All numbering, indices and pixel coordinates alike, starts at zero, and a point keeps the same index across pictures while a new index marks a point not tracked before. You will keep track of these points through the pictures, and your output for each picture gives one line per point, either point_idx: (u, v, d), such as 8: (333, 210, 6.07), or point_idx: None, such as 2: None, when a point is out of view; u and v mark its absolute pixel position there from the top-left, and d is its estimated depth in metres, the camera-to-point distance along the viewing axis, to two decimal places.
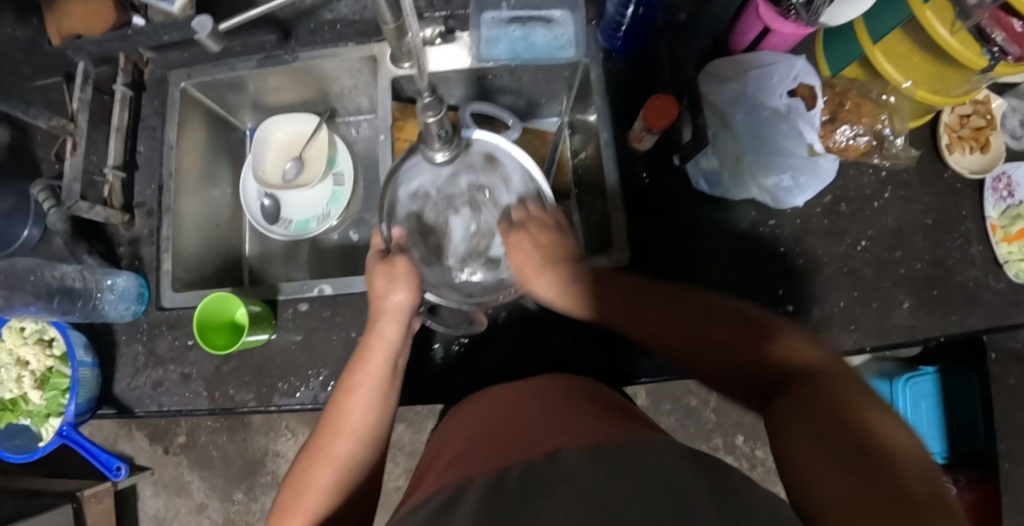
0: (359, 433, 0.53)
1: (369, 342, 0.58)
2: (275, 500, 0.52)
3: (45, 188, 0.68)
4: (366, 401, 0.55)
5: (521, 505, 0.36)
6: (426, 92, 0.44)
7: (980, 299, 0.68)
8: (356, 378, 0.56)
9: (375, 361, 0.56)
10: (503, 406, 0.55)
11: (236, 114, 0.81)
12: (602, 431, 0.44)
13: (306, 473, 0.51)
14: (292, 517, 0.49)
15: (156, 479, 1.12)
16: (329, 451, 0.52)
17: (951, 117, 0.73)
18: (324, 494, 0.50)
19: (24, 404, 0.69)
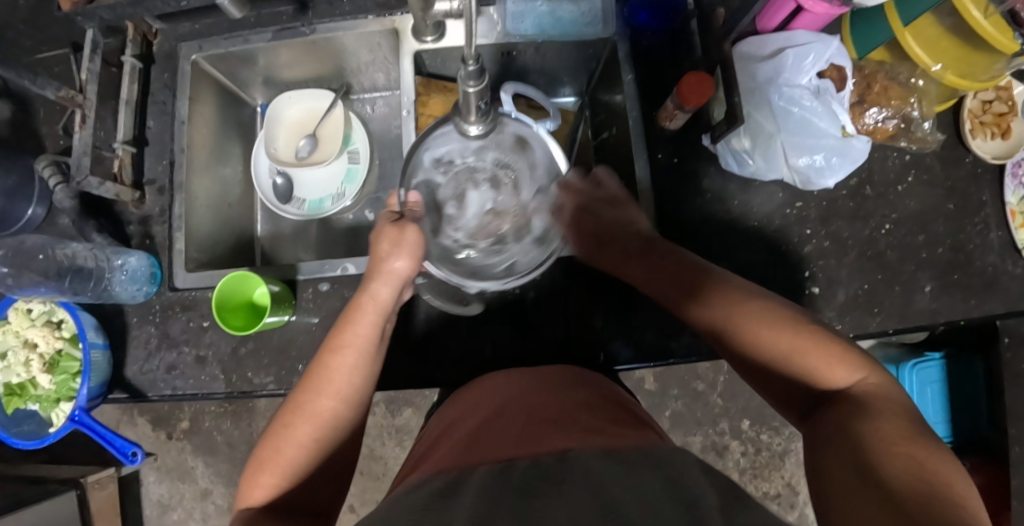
0: (343, 393, 0.50)
1: (358, 303, 0.54)
2: (255, 446, 0.50)
3: (49, 163, 0.67)
4: (352, 362, 0.51)
5: (522, 500, 0.34)
6: (471, 60, 0.43)
7: (1000, 284, 0.68)
8: (343, 338, 0.52)
9: (364, 321, 0.53)
10: (509, 398, 0.54)
11: (247, 89, 0.78)
12: (608, 436, 0.43)
13: (288, 427, 0.49)
14: (268, 476, 0.47)
15: (159, 465, 1.11)
16: (312, 407, 0.49)
17: (974, 102, 0.72)
18: (303, 451, 0.48)
19: (32, 388, 0.66)
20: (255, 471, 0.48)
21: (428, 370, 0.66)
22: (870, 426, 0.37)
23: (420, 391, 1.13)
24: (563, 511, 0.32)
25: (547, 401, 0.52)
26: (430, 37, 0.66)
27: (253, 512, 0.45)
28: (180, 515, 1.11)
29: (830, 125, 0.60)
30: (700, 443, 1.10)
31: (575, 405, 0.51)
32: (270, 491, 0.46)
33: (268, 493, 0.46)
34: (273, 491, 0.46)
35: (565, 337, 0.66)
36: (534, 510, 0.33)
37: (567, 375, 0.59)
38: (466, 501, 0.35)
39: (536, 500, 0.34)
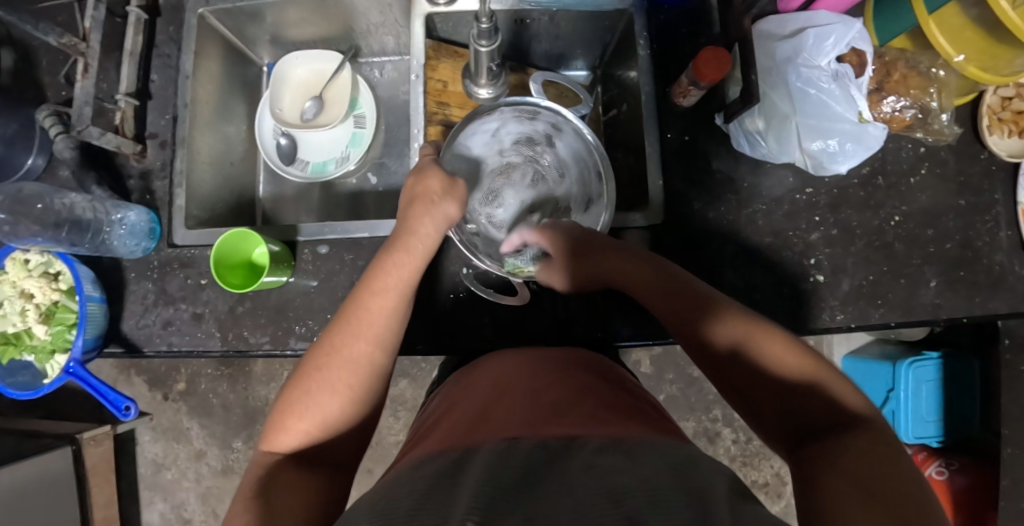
0: (381, 335, 0.50)
1: (407, 243, 0.54)
2: (279, 392, 0.49)
3: (50, 113, 0.64)
4: (393, 307, 0.51)
5: (528, 485, 0.33)
6: (484, 19, 0.52)
7: (1005, 284, 0.68)
8: (383, 280, 0.52)
9: (409, 265, 0.53)
10: (522, 375, 0.54)
11: (254, 48, 0.77)
12: (623, 425, 0.43)
13: (322, 369, 0.47)
14: (296, 421, 0.46)
15: (155, 425, 1.11)
16: (349, 351, 0.48)
17: (993, 98, 0.71)
18: (337, 399, 0.47)
19: (27, 339, 0.65)
20: (283, 415, 0.47)
21: (425, 338, 0.65)
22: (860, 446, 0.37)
23: (416, 363, 1.13)
24: (565, 487, 0.32)
25: (567, 380, 0.52)
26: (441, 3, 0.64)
27: (284, 460, 0.45)
28: (174, 476, 1.12)
29: (849, 108, 0.58)
30: (692, 429, 1.10)
31: (588, 390, 0.51)
32: (303, 437, 0.46)
33: (298, 439, 0.46)
34: (305, 439, 0.46)
35: (566, 312, 0.65)
36: (544, 488, 0.32)
37: (570, 357, 0.58)
38: (470, 480, 0.34)
39: (538, 483, 0.33)
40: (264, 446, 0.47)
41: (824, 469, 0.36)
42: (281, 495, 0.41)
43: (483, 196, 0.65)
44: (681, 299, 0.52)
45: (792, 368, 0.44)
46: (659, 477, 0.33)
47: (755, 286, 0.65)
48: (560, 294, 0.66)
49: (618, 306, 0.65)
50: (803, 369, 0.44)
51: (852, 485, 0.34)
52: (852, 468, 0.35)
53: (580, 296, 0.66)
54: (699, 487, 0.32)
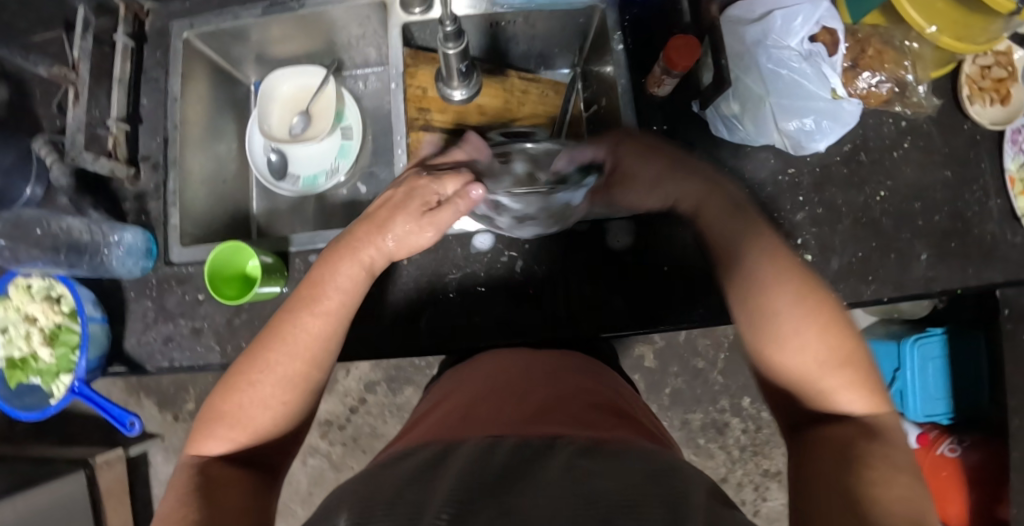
0: (316, 358, 0.50)
1: (344, 262, 0.53)
2: (208, 395, 0.50)
3: (45, 142, 0.67)
4: (323, 327, 0.51)
5: (507, 481, 0.34)
6: (449, 22, 0.53)
7: (997, 252, 0.68)
8: (325, 300, 0.52)
9: (345, 286, 0.52)
10: (509, 376, 0.55)
11: (241, 68, 0.79)
12: (570, 423, 0.44)
13: (254, 382, 0.49)
14: (228, 431, 0.48)
15: (166, 445, 1.13)
16: (280, 368, 0.49)
17: (972, 68, 0.72)
18: (267, 410, 0.48)
19: (33, 362, 0.66)
20: (211, 420, 0.49)
21: (418, 340, 0.65)
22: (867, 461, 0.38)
23: (421, 370, 1.14)
24: (541, 485, 0.32)
25: (531, 380, 0.53)
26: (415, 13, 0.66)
27: (211, 461, 0.47)
28: None
29: (819, 86, 0.59)
30: (700, 420, 1.10)
31: (541, 386, 0.52)
32: (228, 442, 0.48)
33: (227, 446, 0.48)
34: (232, 444, 0.48)
35: (556, 307, 0.65)
36: (521, 484, 0.33)
37: (554, 360, 0.59)
38: (448, 476, 0.35)
39: (516, 480, 0.34)
40: (192, 443, 0.49)
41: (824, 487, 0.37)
42: (216, 492, 0.43)
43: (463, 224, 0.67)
44: (734, 229, 0.51)
45: (829, 343, 0.44)
46: (638, 482, 0.33)
47: None
48: (551, 291, 0.66)
49: (606, 298, 0.65)
50: (836, 345, 0.44)
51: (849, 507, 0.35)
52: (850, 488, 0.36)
53: (570, 290, 0.66)
54: (676, 490, 0.33)
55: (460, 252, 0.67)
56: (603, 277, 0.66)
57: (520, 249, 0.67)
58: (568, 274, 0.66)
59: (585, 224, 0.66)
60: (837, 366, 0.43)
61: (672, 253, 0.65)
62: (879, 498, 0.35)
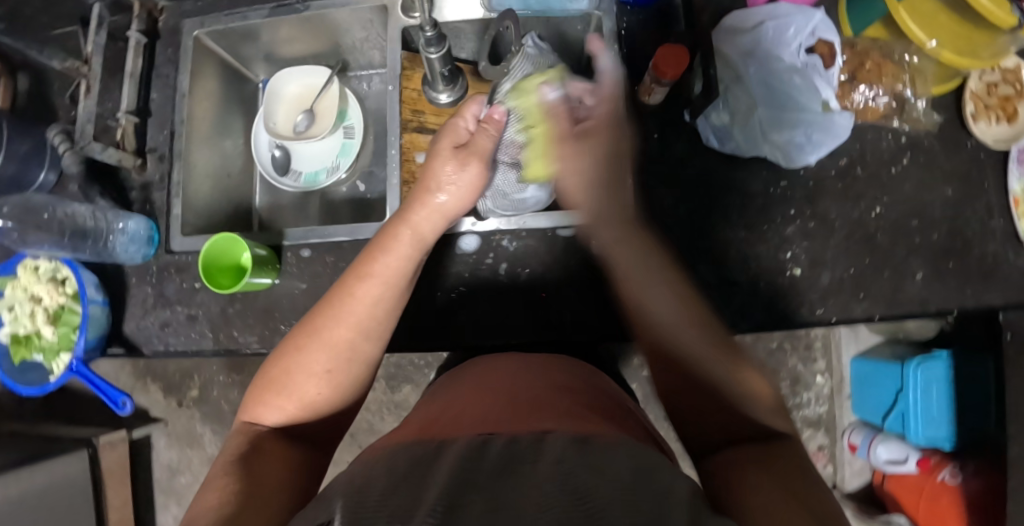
0: (364, 324, 0.52)
1: (399, 230, 0.56)
2: (263, 364, 0.52)
3: (59, 131, 0.69)
4: (378, 295, 0.52)
5: (502, 475, 0.34)
6: (427, 27, 0.54)
7: (998, 274, 0.67)
8: (373, 267, 0.53)
9: (399, 253, 0.55)
10: (513, 375, 0.56)
11: (250, 66, 0.81)
12: (591, 422, 0.44)
13: (304, 352, 0.50)
14: (278, 398, 0.49)
15: (169, 431, 1.16)
16: (328, 335, 0.50)
17: (978, 85, 0.70)
18: (314, 380, 0.50)
19: (37, 339, 0.69)
20: (263, 388, 0.50)
21: (402, 335, 0.67)
22: (787, 464, 0.39)
23: (420, 369, 1.15)
24: (528, 486, 0.33)
25: (537, 381, 0.54)
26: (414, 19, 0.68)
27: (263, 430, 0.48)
28: (188, 481, 1.16)
29: (809, 99, 0.59)
30: None
31: (539, 388, 0.52)
32: (281, 413, 0.49)
33: (277, 415, 0.49)
34: (284, 415, 0.49)
35: (538, 310, 0.66)
36: (515, 481, 0.33)
37: (554, 370, 0.59)
38: (440, 473, 0.35)
39: (512, 473, 0.35)
40: (244, 415, 0.51)
41: (753, 486, 0.37)
42: (262, 461, 0.44)
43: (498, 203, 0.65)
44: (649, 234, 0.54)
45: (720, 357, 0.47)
46: (622, 481, 0.33)
47: (730, 281, 0.65)
48: (534, 294, 0.67)
49: (589, 304, 0.66)
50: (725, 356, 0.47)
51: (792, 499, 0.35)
52: (776, 488, 0.36)
53: (554, 297, 0.66)
54: (656, 489, 0.33)
55: (445, 252, 0.68)
56: (586, 283, 0.66)
57: (505, 252, 0.67)
58: (553, 280, 0.67)
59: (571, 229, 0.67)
60: (731, 375, 0.46)
61: None
62: (807, 493, 0.36)
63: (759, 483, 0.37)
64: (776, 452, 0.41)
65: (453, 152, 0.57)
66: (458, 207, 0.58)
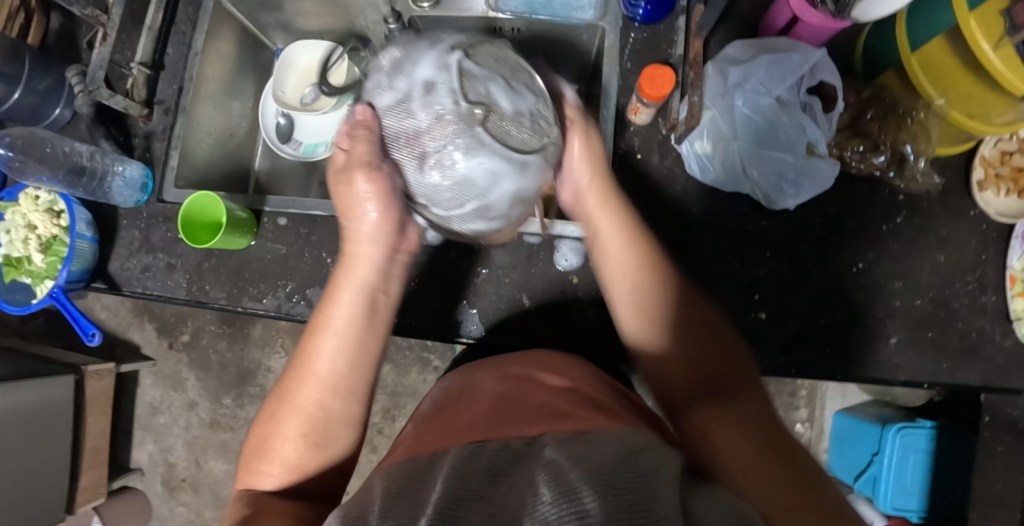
0: (326, 379, 0.48)
1: (341, 279, 0.51)
2: (248, 435, 0.50)
3: (77, 72, 0.72)
4: (333, 350, 0.49)
5: (493, 484, 0.32)
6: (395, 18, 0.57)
7: (979, 352, 0.64)
8: (321, 320, 0.50)
9: (345, 301, 0.50)
10: (524, 371, 0.51)
11: (268, 34, 0.85)
12: (579, 416, 0.41)
13: (276, 417, 0.48)
14: (264, 464, 0.47)
15: (157, 370, 1.22)
16: (294, 397, 0.48)
17: (992, 151, 0.67)
18: (292, 445, 0.47)
19: (27, 264, 0.75)
20: (252, 456, 0.48)
21: None
22: (755, 412, 0.41)
23: (400, 350, 1.17)
24: (528, 483, 0.31)
25: (544, 384, 0.48)
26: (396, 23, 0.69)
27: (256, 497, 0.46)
28: (167, 420, 1.22)
29: (796, 138, 0.59)
30: None
31: (537, 389, 0.47)
32: (272, 479, 0.47)
33: (270, 481, 0.47)
34: (277, 480, 0.47)
35: (491, 314, 0.66)
36: (507, 484, 0.32)
37: (574, 359, 0.55)
38: (437, 481, 0.34)
39: (503, 479, 0.33)
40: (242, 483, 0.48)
41: (731, 444, 0.38)
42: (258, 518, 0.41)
43: (447, 207, 0.46)
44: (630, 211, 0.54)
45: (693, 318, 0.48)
46: (612, 463, 0.31)
47: None
48: (487, 296, 0.66)
49: (543, 315, 0.65)
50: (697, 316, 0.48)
51: (764, 457, 0.37)
52: (747, 446, 0.38)
53: (511, 298, 0.66)
54: (650, 468, 0.31)
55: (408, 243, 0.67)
56: (543, 294, 0.66)
57: (468, 250, 0.67)
58: (511, 283, 0.66)
59: (538, 236, 0.66)
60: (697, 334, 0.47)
61: None
62: (785, 448, 0.38)
63: (738, 438, 0.38)
64: (749, 403, 0.42)
65: (347, 180, 0.47)
66: (392, 233, 0.50)
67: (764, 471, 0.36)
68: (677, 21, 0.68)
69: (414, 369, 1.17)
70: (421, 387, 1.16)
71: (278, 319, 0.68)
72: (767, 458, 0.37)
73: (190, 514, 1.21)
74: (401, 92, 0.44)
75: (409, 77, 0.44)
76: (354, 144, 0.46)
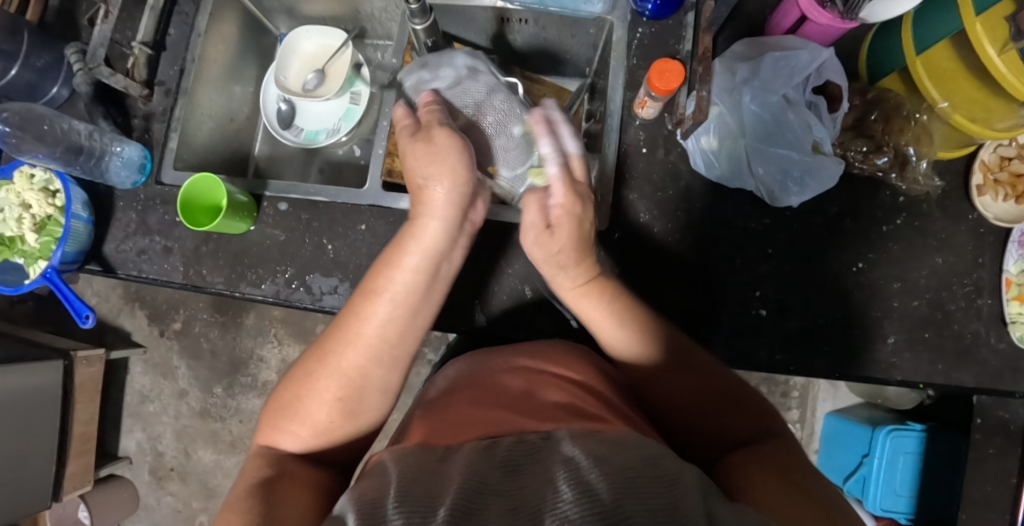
0: (373, 347, 0.48)
1: (405, 243, 0.51)
2: (277, 387, 0.50)
3: (76, 50, 0.70)
4: (388, 314, 0.49)
5: (510, 477, 0.33)
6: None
7: (974, 354, 0.65)
8: (378, 286, 0.50)
9: (407, 270, 0.50)
10: (550, 359, 0.51)
11: (272, 18, 0.84)
12: (602, 417, 0.42)
13: (311, 377, 0.48)
14: (293, 424, 0.48)
15: (148, 358, 1.20)
16: (338, 362, 0.48)
17: (991, 156, 0.68)
18: (326, 408, 0.47)
19: (20, 244, 0.74)
20: (278, 413, 0.49)
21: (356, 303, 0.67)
22: (786, 456, 0.42)
23: None
24: (546, 480, 0.32)
25: (571, 372, 0.49)
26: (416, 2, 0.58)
27: (284, 457, 0.47)
28: (156, 409, 1.20)
29: (803, 136, 0.60)
30: None
31: (547, 384, 0.47)
32: (298, 439, 0.48)
33: (296, 442, 0.48)
34: (302, 442, 0.48)
35: (493, 304, 0.65)
36: (524, 480, 0.33)
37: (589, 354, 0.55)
38: (454, 472, 0.34)
39: (523, 472, 0.34)
40: (262, 436, 0.50)
41: (759, 476, 0.40)
42: (283, 486, 0.43)
43: (512, 163, 0.59)
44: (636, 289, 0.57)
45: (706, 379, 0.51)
46: (630, 464, 0.32)
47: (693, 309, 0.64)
48: (489, 286, 0.66)
49: (545, 306, 0.65)
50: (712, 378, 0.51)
51: (792, 489, 0.38)
52: (773, 483, 0.39)
53: (513, 289, 0.66)
54: (673, 473, 0.31)
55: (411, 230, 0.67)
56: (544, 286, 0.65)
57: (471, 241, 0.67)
58: (514, 274, 0.66)
59: None
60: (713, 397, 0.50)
61: (622, 276, 0.65)
62: (818, 486, 0.39)
63: (767, 475, 0.40)
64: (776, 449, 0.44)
65: (422, 142, 0.53)
66: (457, 206, 0.52)
67: (792, 501, 0.37)
68: (685, 17, 0.68)
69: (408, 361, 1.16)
70: (414, 379, 1.16)
71: (276, 305, 0.67)
72: (796, 491, 0.38)
73: (177, 504, 1.20)
74: (455, 79, 0.62)
75: (454, 69, 0.63)
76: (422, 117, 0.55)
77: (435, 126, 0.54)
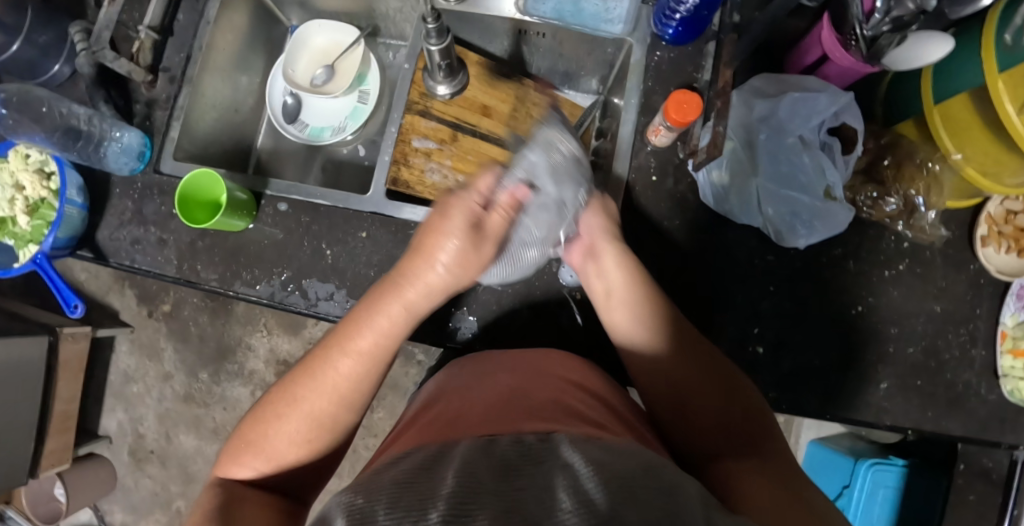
0: (343, 393, 0.49)
1: (389, 301, 0.49)
2: (243, 421, 0.50)
3: (80, 30, 0.68)
4: (356, 369, 0.49)
5: (503, 477, 0.32)
6: (431, 21, 0.57)
7: (964, 404, 0.65)
8: (356, 336, 0.49)
9: (386, 330, 0.49)
10: (534, 368, 0.51)
11: (284, 9, 0.83)
12: (594, 421, 0.41)
13: (279, 413, 0.48)
14: (251, 456, 0.48)
15: (134, 338, 1.19)
16: (306, 405, 0.48)
17: (998, 209, 0.67)
18: (293, 447, 0.48)
19: (11, 225, 0.73)
20: (241, 444, 0.49)
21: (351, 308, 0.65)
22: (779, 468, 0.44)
23: None
24: (543, 485, 0.31)
25: (550, 378, 0.48)
26: (433, 22, 0.57)
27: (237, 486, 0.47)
28: (140, 390, 1.19)
29: (815, 179, 0.59)
30: None
31: (544, 386, 0.47)
32: (254, 470, 0.48)
33: (252, 472, 0.48)
34: (259, 471, 0.48)
35: (491, 321, 0.65)
36: (522, 480, 0.32)
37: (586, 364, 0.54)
38: (450, 469, 0.33)
39: (522, 472, 0.33)
40: (221, 467, 0.49)
41: (758, 486, 0.41)
42: (239, 511, 0.43)
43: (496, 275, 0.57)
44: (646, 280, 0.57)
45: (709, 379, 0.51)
46: (631, 471, 0.31)
47: None
48: (488, 303, 0.65)
49: (542, 329, 0.64)
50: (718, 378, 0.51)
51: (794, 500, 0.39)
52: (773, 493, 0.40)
53: (512, 309, 0.65)
54: (669, 484, 0.31)
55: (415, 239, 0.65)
56: (542, 308, 0.65)
57: None
58: (514, 293, 0.65)
59: None
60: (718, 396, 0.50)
61: None
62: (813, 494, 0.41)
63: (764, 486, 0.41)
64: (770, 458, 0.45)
65: (465, 234, 0.47)
66: (457, 284, 0.50)
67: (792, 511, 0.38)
68: (705, 44, 0.67)
69: (398, 361, 1.16)
70: (403, 379, 1.15)
71: (270, 307, 0.66)
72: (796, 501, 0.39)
73: (156, 486, 1.19)
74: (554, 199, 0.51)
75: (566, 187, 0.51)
76: (493, 214, 0.48)
77: (496, 233, 0.48)
